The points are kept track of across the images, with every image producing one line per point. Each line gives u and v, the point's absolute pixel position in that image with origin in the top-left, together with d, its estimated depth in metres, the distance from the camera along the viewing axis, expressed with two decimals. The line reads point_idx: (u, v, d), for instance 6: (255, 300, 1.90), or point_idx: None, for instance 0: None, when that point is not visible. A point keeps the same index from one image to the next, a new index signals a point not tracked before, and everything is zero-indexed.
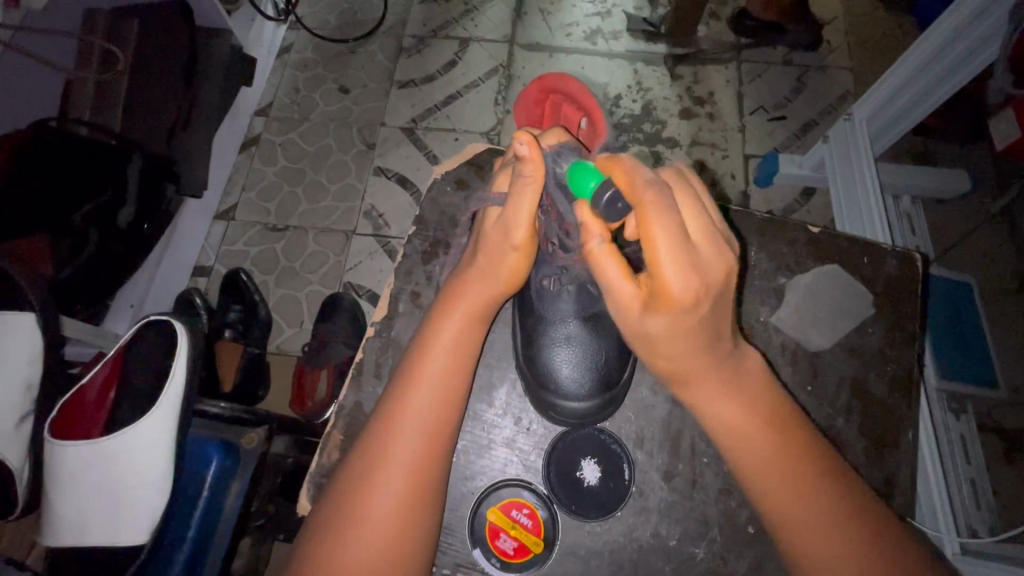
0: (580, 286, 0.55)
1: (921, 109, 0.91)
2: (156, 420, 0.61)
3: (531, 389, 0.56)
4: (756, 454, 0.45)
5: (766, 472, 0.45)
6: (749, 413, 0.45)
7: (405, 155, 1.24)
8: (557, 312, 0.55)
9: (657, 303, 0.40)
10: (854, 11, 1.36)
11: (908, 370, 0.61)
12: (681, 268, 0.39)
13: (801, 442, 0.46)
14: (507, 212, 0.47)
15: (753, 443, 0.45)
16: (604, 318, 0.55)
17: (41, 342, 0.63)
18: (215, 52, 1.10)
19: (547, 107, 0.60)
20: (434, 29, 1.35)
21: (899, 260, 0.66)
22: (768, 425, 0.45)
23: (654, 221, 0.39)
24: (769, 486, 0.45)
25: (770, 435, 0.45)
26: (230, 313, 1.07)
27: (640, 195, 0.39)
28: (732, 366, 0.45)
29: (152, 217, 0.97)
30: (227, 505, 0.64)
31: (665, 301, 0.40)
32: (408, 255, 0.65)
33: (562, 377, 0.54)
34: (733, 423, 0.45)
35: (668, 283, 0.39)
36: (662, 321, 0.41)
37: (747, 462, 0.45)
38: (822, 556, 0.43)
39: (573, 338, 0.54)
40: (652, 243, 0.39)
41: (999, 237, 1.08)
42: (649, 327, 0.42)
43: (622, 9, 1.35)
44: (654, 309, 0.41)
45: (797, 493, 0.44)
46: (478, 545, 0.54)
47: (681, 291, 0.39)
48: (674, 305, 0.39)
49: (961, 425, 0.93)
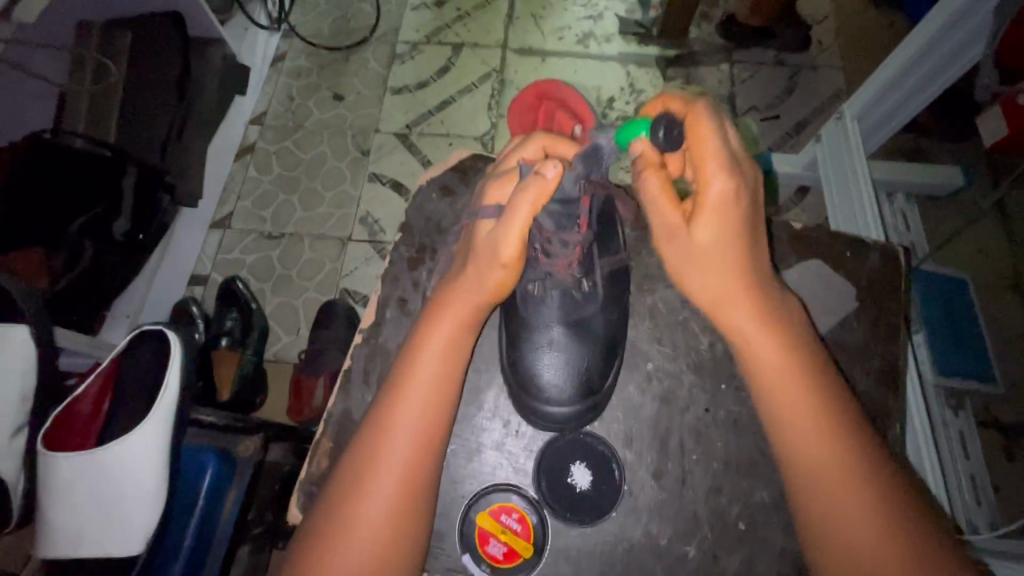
0: (563, 291, 0.56)
1: (917, 103, 0.91)
2: (150, 429, 0.61)
3: (517, 395, 0.56)
4: (780, 394, 0.47)
5: (794, 407, 0.47)
6: (785, 350, 0.48)
7: (399, 160, 1.25)
8: (542, 317, 0.56)
9: (705, 209, 0.47)
10: (844, 11, 1.36)
11: (896, 366, 0.61)
12: (724, 172, 0.46)
13: (837, 397, 0.48)
14: (501, 226, 0.47)
15: (790, 387, 0.47)
16: (587, 323, 0.56)
17: (34, 353, 0.63)
18: (209, 61, 1.10)
19: (542, 112, 0.59)
20: (426, 35, 1.36)
21: (886, 256, 0.66)
22: (800, 366, 0.48)
23: (702, 126, 0.46)
24: (798, 429, 0.47)
25: (801, 381, 0.48)
26: (226, 321, 1.07)
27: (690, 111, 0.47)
28: (771, 301, 0.49)
29: (148, 226, 0.96)
30: (224, 515, 0.66)
31: (710, 205, 0.47)
32: (394, 262, 0.65)
33: (547, 382, 0.54)
34: (765, 358, 0.48)
35: (709, 183, 0.46)
36: (708, 230, 0.47)
37: (782, 409, 0.48)
38: (841, 509, 0.44)
39: (556, 343, 0.55)
40: (701, 145, 0.46)
41: (991, 233, 1.09)
42: (698, 235, 0.48)
43: (614, 12, 1.36)
44: (701, 216, 0.47)
45: (818, 432, 0.46)
46: (468, 550, 0.54)
47: (718, 194, 0.46)
48: (714, 206, 0.47)
49: (959, 421, 0.92)
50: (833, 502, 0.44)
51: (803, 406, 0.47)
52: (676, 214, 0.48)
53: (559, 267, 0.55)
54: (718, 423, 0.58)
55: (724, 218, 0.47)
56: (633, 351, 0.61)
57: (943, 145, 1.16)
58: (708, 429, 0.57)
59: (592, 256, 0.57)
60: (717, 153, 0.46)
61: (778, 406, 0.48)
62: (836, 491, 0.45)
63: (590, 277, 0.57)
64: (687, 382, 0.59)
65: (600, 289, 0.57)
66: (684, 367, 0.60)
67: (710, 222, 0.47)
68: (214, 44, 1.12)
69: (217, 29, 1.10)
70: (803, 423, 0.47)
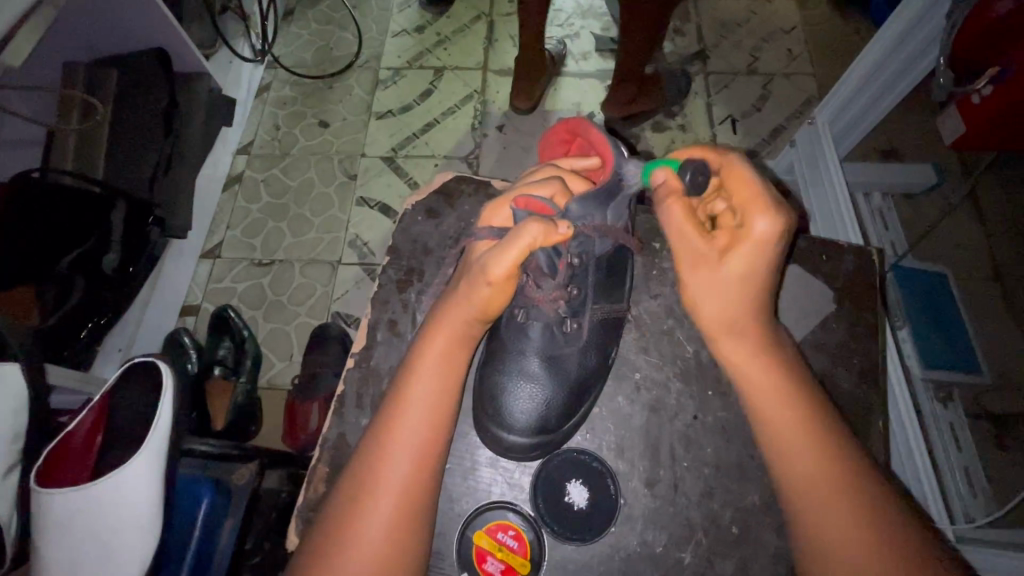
0: (546, 325, 0.56)
1: (880, 108, 0.95)
2: (143, 464, 0.61)
3: (478, 420, 0.57)
4: (760, 403, 0.50)
5: (771, 409, 0.49)
6: (785, 382, 0.50)
7: (386, 183, 1.26)
8: (522, 346, 0.56)
9: (741, 244, 0.48)
10: (811, 20, 1.41)
11: (876, 364, 0.63)
12: (770, 212, 0.47)
13: (815, 407, 0.49)
14: (495, 249, 0.47)
15: (764, 390, 0.50)
16: (563, 361, 0.56)
17: (24, 393, 0.61)
18: (195, 95, 1.12)
19: (573, 145, 0.59)
20: (408, 60, 1.39)
21: (858, 257, 0.68)
22: (801, 397, 0.49)
23: (740, 169, 0.49)
24: (784, 450, 0.48)
25: (797, 406, 0.49)
26: (219, 351, 1.06)
27: (723, 161, 0.50)
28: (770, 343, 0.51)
29: (137, 259, 0.97)
30: (220, 545, 0.65)
31: (754, 238, 0.47)
32: (383, 284, 0.67)
33: (516, 411, 0.54)
34: (759, 386, 0.50)
35: (754, 224, 0.47)
36: (740, 258, 0.48)
37: (762, 431, 0.50)
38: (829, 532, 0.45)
39: (534, 375, 0.55)
40: (742, 189, 0.48)
41: (964, 228, 1.12)
42: (734, 260, 0.49)
43: (590, 31, 1.40)
44: (735, 250, 0.48)
45: (817, 464, 0.47)
46: (466, 568, 0.54)
47: (764, 229, 0.47)
48: (755, 242, 0.47)
49: (949, 413, 0.94)
50: (821, 511, 0.46)
51: (783, 416, 0.49)
52: (724, 242, 0.49)
53: (546, 299, 0.55)
54: (706, 429, 0.59)
55: (767, 246, 0.48)
56: (621, 361, 0.62)
57: (917, 146, 1.19)
58: (697, 435, 0.59)
59: (587, 300, 0.56)
60: (760, 195, 0.47)
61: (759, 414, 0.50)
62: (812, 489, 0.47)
63: (577, 319, 0.57)
64: (675, 390, 0.61)
65: (585, 331, 0.57)
66: (672, 375, 0.61)
67: (747, 253, 0.48)
68: (198, 78, 1.13)
69: (202, 64, 1.12)
70: (792, 445, 0.48)
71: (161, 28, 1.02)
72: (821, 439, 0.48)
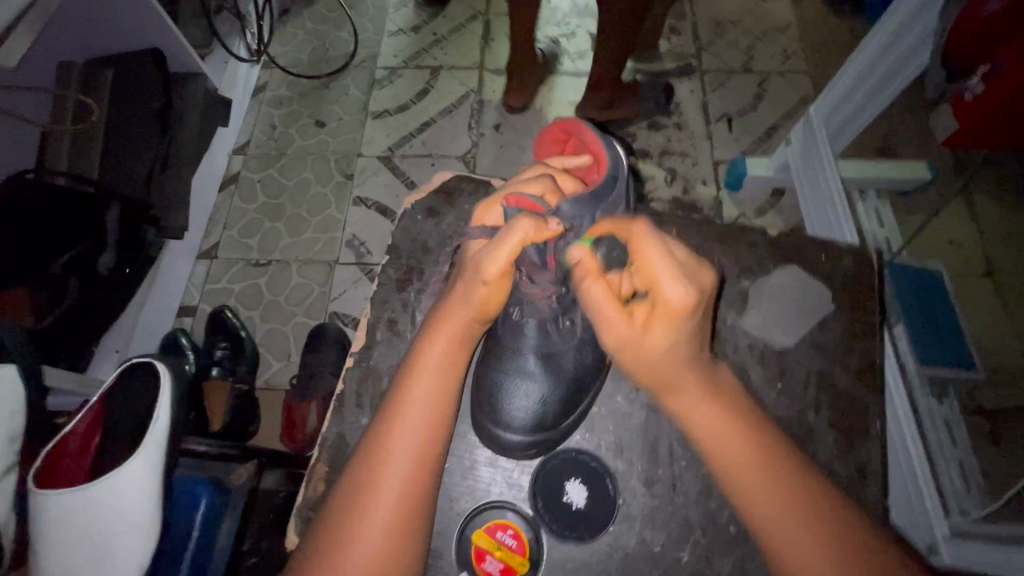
0: (540, 321, 0.56)
1: (871, 108, 0.96)
2: (139, 467, 0.60)
3: (477, 419, 0.57)
4: (715, 445, 0.48)
5: (722, 439, 0.48)
6: (733, 417, 0.48)
7: (383, 183, 1.26)
8: (519, 345, 0.56)
9: (659, 317, 0.45)
10: (806, 19, 1.42)
11: (872, 361, 0.63)
12: (683, 288, 0.44)
13: (764, 439, 0.48)
14: (489, 246, 0.47)
15: (720, 433, 0.48)
16: (560, 360, 0.56)
17: (21, 393, 0.61)
18: (190, 96, 1.11)
19: (568, 144, 0.58)
20: (405, 60, 1.39)
21: (854, 255, 0.68)
22: (746, 429, 0.48)
23: (647, 243, 0.46)
24: (745, 488, 0.47)
25: (745, 441, 0.48)
26: (216, 351, 1.07)
27: (630, 234, 0.47)
28: (710, 381, 0.49)
29: (133, 259, 0.96)
30: (219, 542, 0.65)
31: (666, 309, 0.44)
32: (382, 285, 0.67)
33: (514, 410, 0.54)
34: (703, 426, 0.48)
35: (669, 296, 0.44)
36: (661, 333, 0.45)
37: (718, 465, 0.48)
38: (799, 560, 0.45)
39: (532, 374, 0.55)
40: (650, 264, 0.45)
41: (958, 225, 1.12)
42: (655, 333, 0.46)
43: (587, 30, 1.40)
44: (655, 324, 0.45)
45: (778, 502, 0.46)
46: (465, 568, 0.54)
47: (676, 297, 0.44)
48: (670, 314, 0.45)
49: (944, 410, 0.94)
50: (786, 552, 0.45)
51: (739, 453, 0.47)
52: (648, 312, 0.46)
53: (541, 294, 0.54)
54: None
55: (677, 325, 0.45)
56: None
57: (911, 144, 1.20)
58: None
59: (580, 297, 0.56)
60: (666, 260, 0.45)
61: (714, 450, 0.48)
62: (772, 523, 0.46)
63: (571, 316, 0.56)
64: None
65: (580, 328, 0.57)
66: None
67: (671, 327, 0.45)
68: (194, 78, 1.13)
69: (198, 64, 1.11)
70: (753, 479, 0.47)
71: (156, 28, 1.02)
72: (770, 473, 0.47)
